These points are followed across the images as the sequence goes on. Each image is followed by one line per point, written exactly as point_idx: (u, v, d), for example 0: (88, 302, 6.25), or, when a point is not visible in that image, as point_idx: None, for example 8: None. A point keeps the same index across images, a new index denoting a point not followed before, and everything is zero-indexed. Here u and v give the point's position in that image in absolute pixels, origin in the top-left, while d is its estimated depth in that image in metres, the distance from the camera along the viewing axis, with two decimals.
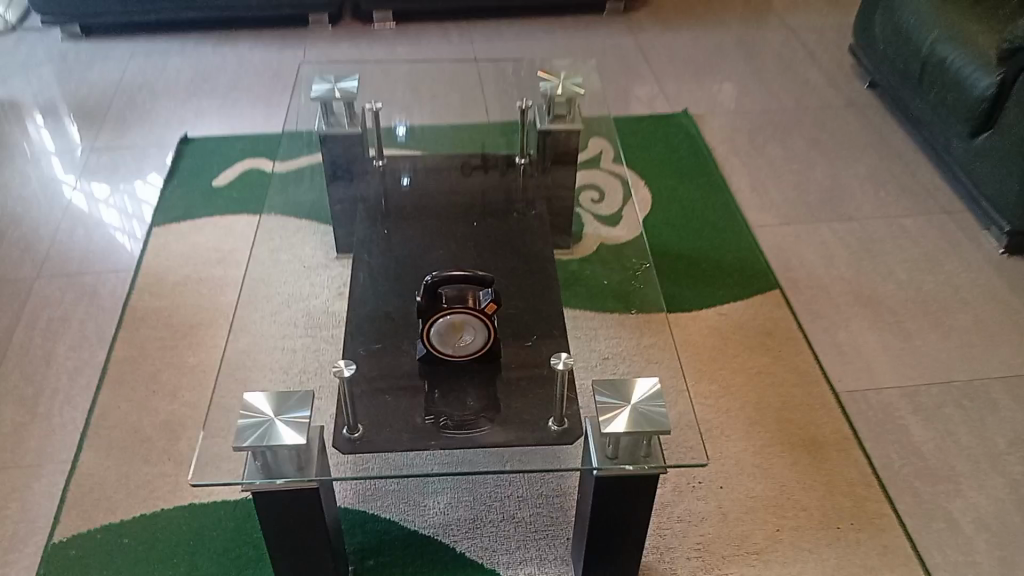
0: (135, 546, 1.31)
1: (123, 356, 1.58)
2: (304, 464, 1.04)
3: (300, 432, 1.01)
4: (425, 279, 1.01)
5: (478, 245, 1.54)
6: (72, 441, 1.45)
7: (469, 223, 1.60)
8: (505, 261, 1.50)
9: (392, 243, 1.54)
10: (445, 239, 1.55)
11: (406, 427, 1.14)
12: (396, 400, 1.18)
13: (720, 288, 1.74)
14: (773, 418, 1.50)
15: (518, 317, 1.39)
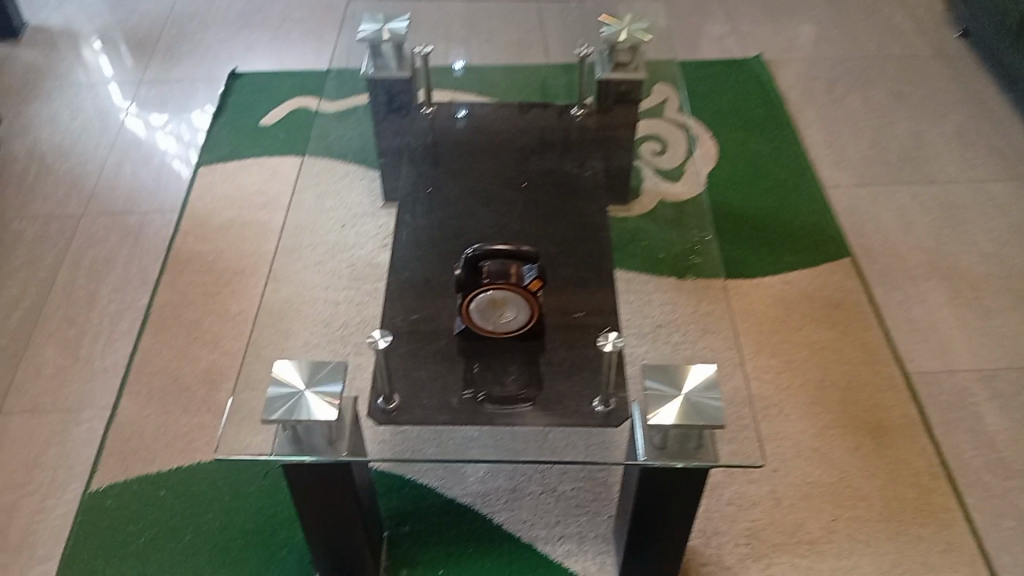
0: (170, 499, 1.28)
1: (166, 301, 1.56)
2: (336, 438, 1.00)
3: (332, 407, 0.96)
4: (465, 252, 0.95)
5: (529, 203, 1.47)
6: (112, 387, 1.43)
7: (521, 177, 1.52)
8: (556, 222, 1.44)
9: (439, 198, 1.48)
10: (495, 195, 1.48)
11: (444, 403, 1.09)
12: (434, 373, 1.13)
13: (787, 255, 1.63)
14: (836, 398, 1.41)
15: (567, 284, 1.32)
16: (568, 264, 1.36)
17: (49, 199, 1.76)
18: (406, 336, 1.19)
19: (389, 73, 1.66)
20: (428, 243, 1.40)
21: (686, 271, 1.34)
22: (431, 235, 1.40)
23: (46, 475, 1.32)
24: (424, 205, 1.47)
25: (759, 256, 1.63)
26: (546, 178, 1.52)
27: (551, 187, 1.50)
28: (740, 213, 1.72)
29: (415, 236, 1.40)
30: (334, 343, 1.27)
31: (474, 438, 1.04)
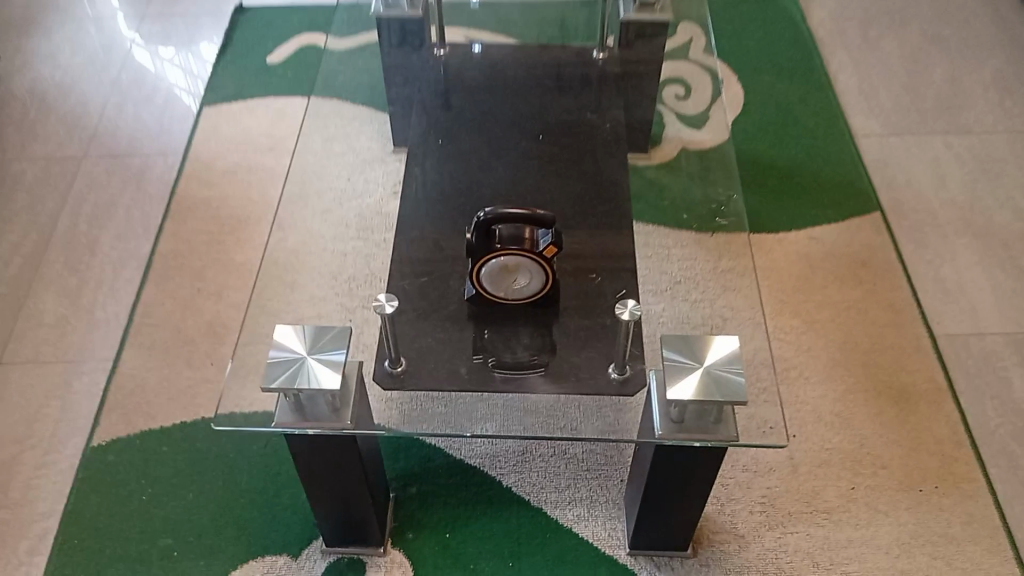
0: (174, 456, 1.26)
1: (169, 250, 1.51)
2: (340, 407, 0.95)
3: (335, 374, 0.92)
4: (477, 215, 0.89)
5: (545, 154, 1.41)
6: (113, 338, 1.40)
7: (537, 126, 1.46)
8: (573, 176, 1.38)
9: (451, 148, 1.43)
10: (509, 145, 1.43)
11: (453, 368, 1.06)
12: (443, 338, 1.09)
13: (811, 209, 1.57)
14: (859, 361, 1.36)
15: (582, 243, 1.28)
16: (587, 221, 1.31)
17: (49, 140, 1.71)
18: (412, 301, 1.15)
19: (401, 12, 1.57)
20: (439, 199, 1.36)
21: (714, 224, 1.26)
22: (440, 191, 1.36)
23: (47, 428, 1.30)
24: (431, 158, 1.42)
25: (784, 209, 1.57)
26: (564, 127, 1.46)
27: (568, 137, 1.44)
28: (765, 162, 1.64)
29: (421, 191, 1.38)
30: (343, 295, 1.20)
31: (482, 407, 1.00)
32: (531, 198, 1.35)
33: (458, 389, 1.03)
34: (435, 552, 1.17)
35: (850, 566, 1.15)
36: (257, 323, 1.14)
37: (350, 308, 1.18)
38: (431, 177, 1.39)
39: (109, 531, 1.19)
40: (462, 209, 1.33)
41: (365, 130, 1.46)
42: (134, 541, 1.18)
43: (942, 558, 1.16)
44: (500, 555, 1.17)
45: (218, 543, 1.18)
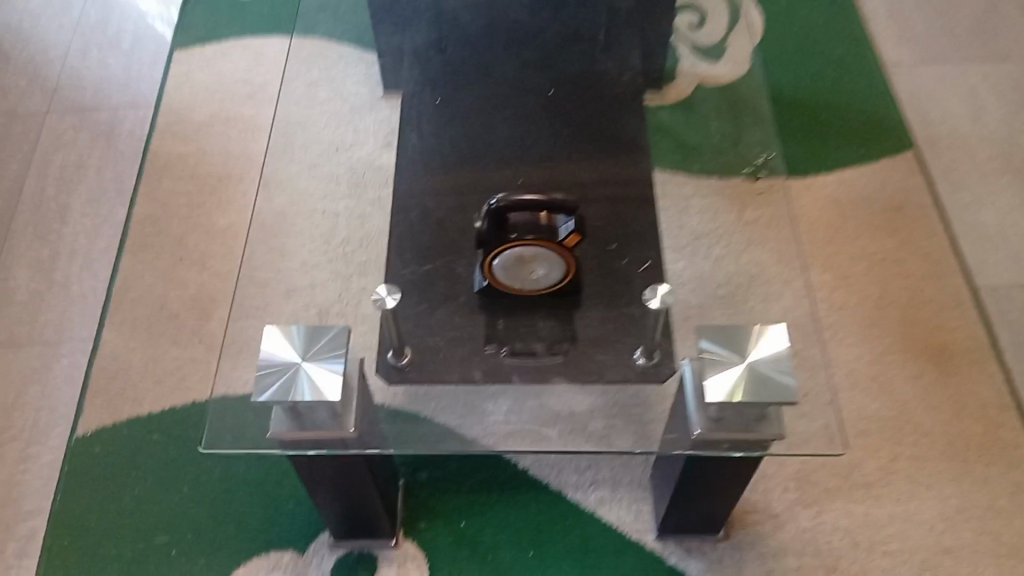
0: (164, 445, 1.17)
1: (146, 215, 1.39)
2: (342, 412, 0.85)
3: (334, 384, 0.82)
4: (488, 203, 0.80)
5: (555, 108, 1.28)
6: (93, 315, 1.30)
7: (546, 75, 1.31)
8: (585, 134, 1.24)
9: (451, 102, 1.29)
10: (515, 99, 1.29)
11: (466, 360, 0.97)
12: (453, 325, 1.00)
13: (841, 150, 1.45)
14: (897, 319, 1.27)
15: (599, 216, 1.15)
16: (604, 187, 1.19)
17: (8, 94, 1.57)
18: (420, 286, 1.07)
19: None
20: (438, 165, 1.22)
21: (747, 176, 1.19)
22: (442, 154, 1.23)
23: (27, 420, 1.20)
24: (428, 113, 1.28)
25: (813, 151, 1.45)
26: (574, 73, 1.31)
27: (578, 87, 1.30)
28: (791, 97, 1.52)
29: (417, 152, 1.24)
30: (338, 261, 1.14)
31: (499, 412, 0.91)
32: (541, 163, 1.22)
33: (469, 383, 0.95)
34: (450, 542, 1.09)
35: (892, 545, 1.09)
36: (247, 297, 1.07)
37: (345, 276, 1.12)
38: (431, 136, 1.25)
39: (100, 530, 1.11)
40: (467, 177, 1.20)
41: (349, 71, 1.35)
42: (127, 540, 1.10)
43: (988, 533, 1.10)
44: (519, 542, 1.09)
45: (218, 537, 1.10)
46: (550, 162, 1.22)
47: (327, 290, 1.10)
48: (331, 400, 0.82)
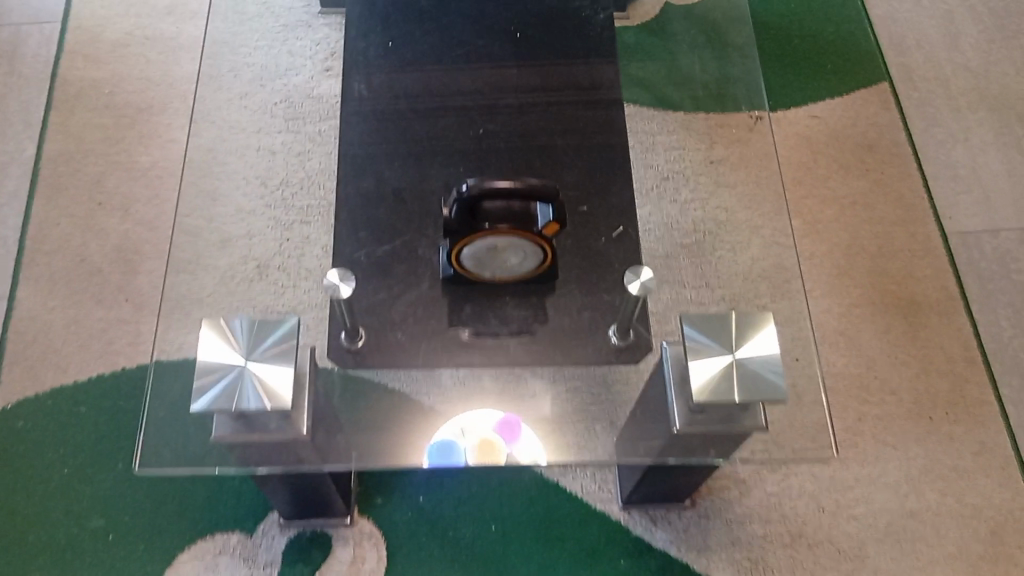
0: (95, 418, 1.09)
1: (58, 152, 1.26)
2: (293, 416, 0.75)
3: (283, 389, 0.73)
4: (460, 189, 0.68)
5: (525, 53, 1.05)
6: (5, 270, 1.18)
7: (509, 9, 1.08)
8: (562, 87, 1.03)
9: (404, 43, 1.05)
10: (476, 41, 1.06)
11: (424, 341, 0.88)
12: (413, 310, 0.90)
13: (811, 76, 1.37)
14: (866, 267, 1.23)
15: (578, 188, 0.97)
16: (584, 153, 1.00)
17: None
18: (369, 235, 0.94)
19: None
20: (394, 129, 1.00)
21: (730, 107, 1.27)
22: (397, 112, 1.01)
23: None
24: (374, 56, 1.04)
25: (783, 78, 1.37)
26: (546, 8, 1.09)
27: (551, 25, 1.07)
28: (762, 18, 1.43)
29: (365, 105, 1.02)
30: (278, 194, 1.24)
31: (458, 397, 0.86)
32: (513, 123, 1.01)
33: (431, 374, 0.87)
34: (407, 517, 1.05)
35: (857, 509, 1.07)
36: (181, 248, 1.12)
37: (286, 223, 1.23)
38: (381, 87, 1.02)
39: (29, 515, 1.04)
40: (426, 139, 1.00)
41: None
42: (60, 525, 1.03)
43: (952, 494, 1.08)
44: (480, 517, 1.05)
45: (160, 521, 1.04)
46: (523, 125, 1.01)
47: (266, 242, 1.19)
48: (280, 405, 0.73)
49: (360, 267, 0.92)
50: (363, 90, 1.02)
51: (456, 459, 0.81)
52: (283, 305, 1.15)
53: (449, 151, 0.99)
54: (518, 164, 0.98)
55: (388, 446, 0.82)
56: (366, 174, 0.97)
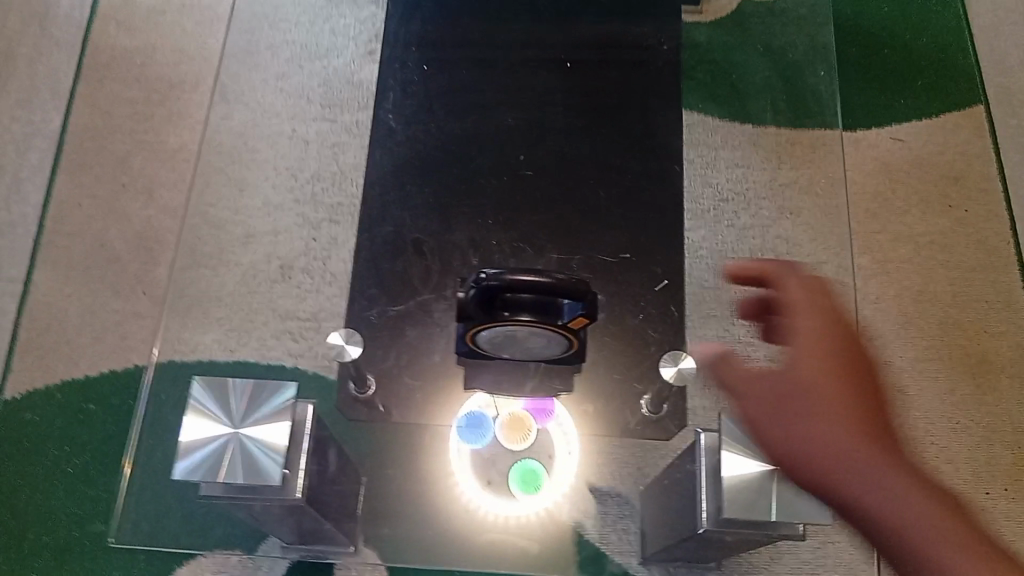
0: (105, 417, 1.06)
1: (84, 126, 1.20)
2: (288, 476, 0.70)
3: (259, 470, 0.67)
4: (479, 276, 0.61)
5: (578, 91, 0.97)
6: (24, 251, 1.13)
7: (563, 34, 1.00)
8: (612, 131, 0.95)
9: (442, 68, 0.98)
10: (525, 73, 0.98)
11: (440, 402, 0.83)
12: (423, 384, 0.84)
13: (897, 95, 1.25)
14: (937, 318, 1.12)
15: (617, 252, 0.90)
16: (630, 210, 0.92)
17: None
18: (386, 293, 0.88)
19: None
20: (425, 162, 0.93)
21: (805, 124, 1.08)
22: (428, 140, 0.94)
23: None
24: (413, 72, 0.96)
25: (867, 93, 1.25)
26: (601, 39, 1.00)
27: (610, 55, 0.99)
28: (848, 23, 1.29)
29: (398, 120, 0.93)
30: (307, 192, 1.17)
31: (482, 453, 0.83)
32: (553, 169, 0.94)
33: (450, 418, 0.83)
34: None
35: None
36: (202, 241, 1.04)
37: (314, 222, 1.16)
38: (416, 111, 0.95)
39: (32, 515, 1.01)
40: (455, 180, 0.93)
41: None
42: (63, 526, 1.01)
43: None
44: None
45: None
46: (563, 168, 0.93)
47: (293, 241, 1.14)
48: (249, 482, 0.67)
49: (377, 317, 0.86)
50: (392, 119, 0.95)
51: (487, 430, 0.82)
52: (305, 312, 1.10)
53: (480, 200, 0.92)
54: (553, 219, 0.92)
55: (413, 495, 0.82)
56: (386, 219, 0.92)
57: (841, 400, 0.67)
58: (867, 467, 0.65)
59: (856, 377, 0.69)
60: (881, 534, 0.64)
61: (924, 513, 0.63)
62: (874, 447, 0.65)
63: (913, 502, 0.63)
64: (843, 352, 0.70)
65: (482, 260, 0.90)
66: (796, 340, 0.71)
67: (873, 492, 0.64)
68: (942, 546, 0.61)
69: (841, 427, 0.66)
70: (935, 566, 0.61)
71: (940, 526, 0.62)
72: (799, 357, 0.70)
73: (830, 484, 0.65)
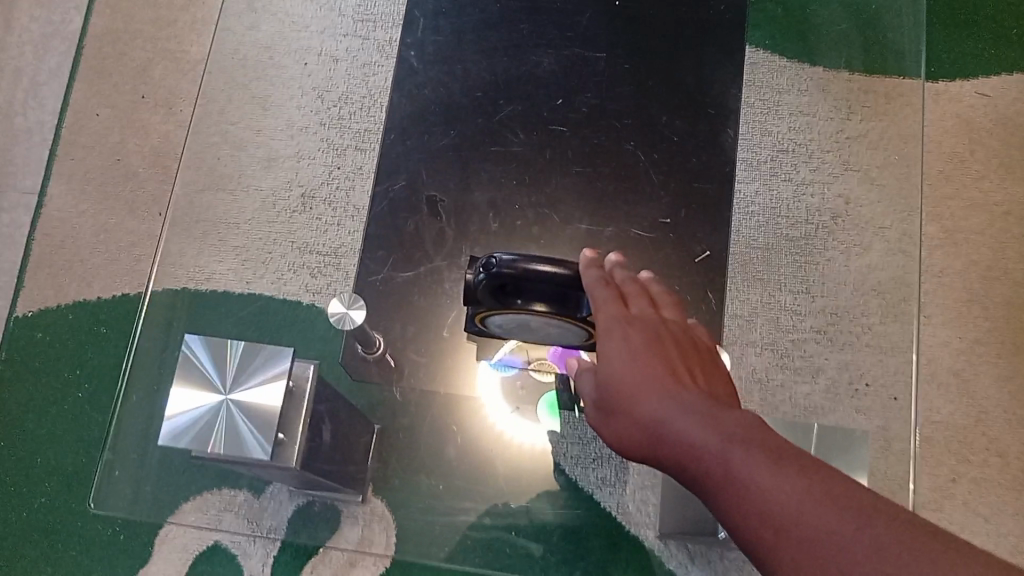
0: (115, 342, 1.02)
1: (104, 30, 1.14)
2: (282, 442, 0.64)
3: (238, 442, 0.62)
4: (482, 257, 0.58)
5: (622, 35, 0.96)
6: (38, 161, 1.09)
7: None
8: (660, 87, 0.94)
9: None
10: (567, 15, 0.97)
11: (447, 373, 0.81)
12: (430, 358, 0.82)
13: (988, 45, 1.12)
14: (1004, 297, 1.02)
15: (653, 224, 0.89)
16: (671, 180, 0.90)
17: None
18: (393, 259, 0.86)
19: None
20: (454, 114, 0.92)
21: (882, 69, 0.93)
22: (456, 90, 0.93)
23: None
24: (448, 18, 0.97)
25: (953, 40, 1.12)
26: None
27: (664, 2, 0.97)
28: None
29: (430, 77, 0.94)
30: (330, 114, 1.05)
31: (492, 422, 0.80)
32: (587, 127, 0.92)
33: (472, 365, 0.81)
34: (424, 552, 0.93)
35: None
36: (223, 161, 0.98)
37: (339, 148, 1.04)
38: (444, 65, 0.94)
39: (36, 436, 0.99)
40: (481, 137, 0.91)
41: None
42: (69, 450, 0.99)
43: None
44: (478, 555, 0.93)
45: None
46: (597, 138, 0.92)
47: (316, 168, 1.04)
48: (230, 454, 0.62)
49: (376, 289, 0.85)
50: (420, 61, 0.95)
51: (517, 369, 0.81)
52: (326, 245, 1.02)
53: (508, 155, 0.91)
54: (586, 179, 0.90)
55: (422, 462, 0.80)
56: (398, 173, 0.90)
57: (651, 364, 0.52)
58: (676, 408, 0.49)
59: (661, 353, 0.52)
60: (736, 513, 0.43)
61: (744, 438, 0.45)
62: (690, 397, 0.49)
63: (733, 432, 0.46)
64: (651, 338, 0.53)
65: (500, 226, 0.88)
66: (608, 344, 0.54)
67: (705, 440, 0.46)
68: (774, 473, 0.42)
69: (655, 398, 0.50)
70: (757, 494, 0.42)
71: (781, 468, 0.43)
72: (607, 351, 0.54)
73: (656, 450, 0.49)
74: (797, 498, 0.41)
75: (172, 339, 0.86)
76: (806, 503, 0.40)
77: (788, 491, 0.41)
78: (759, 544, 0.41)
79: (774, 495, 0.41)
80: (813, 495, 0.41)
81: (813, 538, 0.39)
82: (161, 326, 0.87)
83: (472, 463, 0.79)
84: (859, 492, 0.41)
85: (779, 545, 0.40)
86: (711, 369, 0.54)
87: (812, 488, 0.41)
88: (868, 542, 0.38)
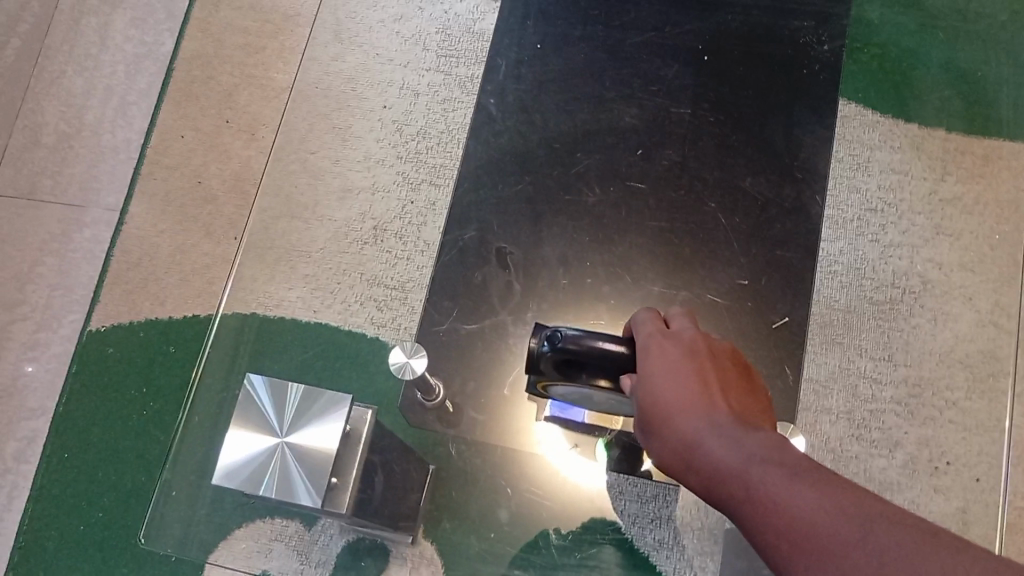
0: (181, 362, 1.03)
1: (194, 53, 1.16)
2: (335, 486, 0.62)
3: (291, 489, 0.60)
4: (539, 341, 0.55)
5: (707, 93, 0.95)
6: (122, 178, 1.12)
7: (701, 40, 0.97)
8: (744, 144, 0.93)
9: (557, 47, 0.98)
10: (653, 66, 0.97)
11: (507, 432, 0.79)
12: (488, 417, 0.80)
13: None
14: None
15: (732, 286, 0.86)
16: (752, 243, 0.88)
17: None
18: (459, 308, 0.86)
19: None
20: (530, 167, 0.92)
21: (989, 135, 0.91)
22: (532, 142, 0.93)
23: (41, 296, 1.08)
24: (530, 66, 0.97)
25: None
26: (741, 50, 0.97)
27: (753, 57, 0.96)
28: None
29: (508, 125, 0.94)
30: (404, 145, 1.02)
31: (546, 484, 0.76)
32: (664, 186, 0.92)
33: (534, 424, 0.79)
34: None
35: None
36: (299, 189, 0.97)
37: (413, 182, 1.00)
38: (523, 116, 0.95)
39: (100, 452, 1.01)
40: (555, 190, 0.92)
41: None
42: (129, 469, 1.00)
43: None
44: None
45: None
46: (676, 197, 0.91)
47: (390, 201, 1.00)
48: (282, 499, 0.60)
49: (440, 336, 0.84)
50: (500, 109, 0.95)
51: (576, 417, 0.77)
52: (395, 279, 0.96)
53: (583, 211, 0.91)
54: (662, 239, 0.89)
55: (474, 519, 0.76)
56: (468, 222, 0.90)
57: (687, 384, 0.49)
58: (707, 429, 0.46)
59: (698, 374, 0.50)
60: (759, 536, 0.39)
61: (767, 457, 0.42)
62: (722, 419, 0.47)
63: (756, 451, 0.43)
64: (688, 360, 0.51)
65: (570, 281, 0.87)
66: (645, 364, 0.52)
67: (730, 459, 0.43)
68: (787, 482, 0.40)
69: (688, 420, 0.48)
70: (775, 508, 0.39)
71: (801, 480, 0.39)
72: (644, 370, 0.52)
73: (685, 471, 0.47)
74: (813, 509, 0.37)
75: (242, 365, 0.82)
76: (816, 508, 0.37)
77: (799, 499, 0.38)
78: (774, 553, 0.38)
79: (785, 504, 0.38)
80: (825, 501, 0.38)
81: (823, 546, 0.36)
82: (230, 347, 0.82)
83: (523, 525, 0.75)
84: (872, 499, 0.37)
85: (787, 555, 0.37)
86: (752, 393, 0.51)
87: (824, 495, 0.38)
88: (877, 552, 0.34)
